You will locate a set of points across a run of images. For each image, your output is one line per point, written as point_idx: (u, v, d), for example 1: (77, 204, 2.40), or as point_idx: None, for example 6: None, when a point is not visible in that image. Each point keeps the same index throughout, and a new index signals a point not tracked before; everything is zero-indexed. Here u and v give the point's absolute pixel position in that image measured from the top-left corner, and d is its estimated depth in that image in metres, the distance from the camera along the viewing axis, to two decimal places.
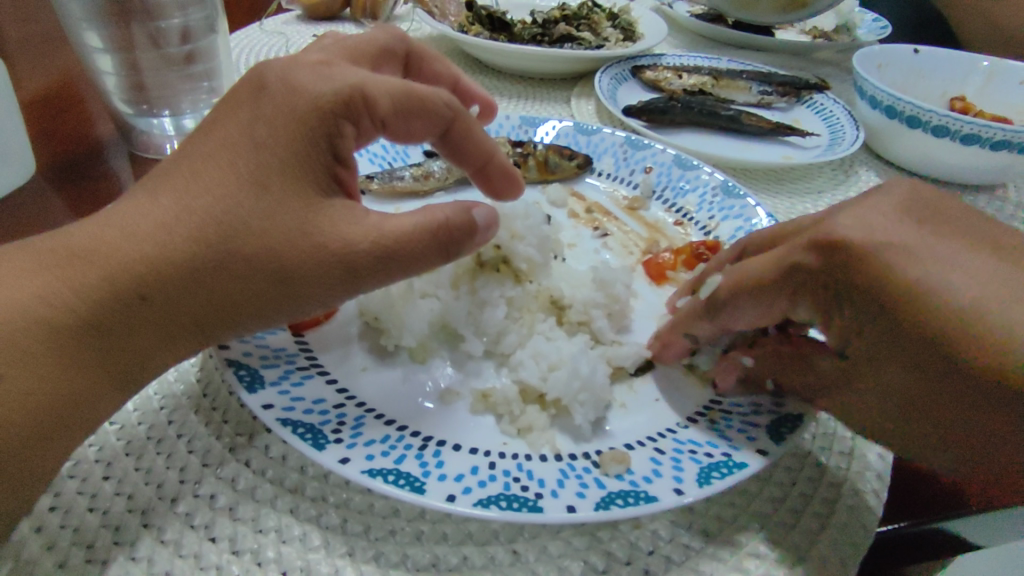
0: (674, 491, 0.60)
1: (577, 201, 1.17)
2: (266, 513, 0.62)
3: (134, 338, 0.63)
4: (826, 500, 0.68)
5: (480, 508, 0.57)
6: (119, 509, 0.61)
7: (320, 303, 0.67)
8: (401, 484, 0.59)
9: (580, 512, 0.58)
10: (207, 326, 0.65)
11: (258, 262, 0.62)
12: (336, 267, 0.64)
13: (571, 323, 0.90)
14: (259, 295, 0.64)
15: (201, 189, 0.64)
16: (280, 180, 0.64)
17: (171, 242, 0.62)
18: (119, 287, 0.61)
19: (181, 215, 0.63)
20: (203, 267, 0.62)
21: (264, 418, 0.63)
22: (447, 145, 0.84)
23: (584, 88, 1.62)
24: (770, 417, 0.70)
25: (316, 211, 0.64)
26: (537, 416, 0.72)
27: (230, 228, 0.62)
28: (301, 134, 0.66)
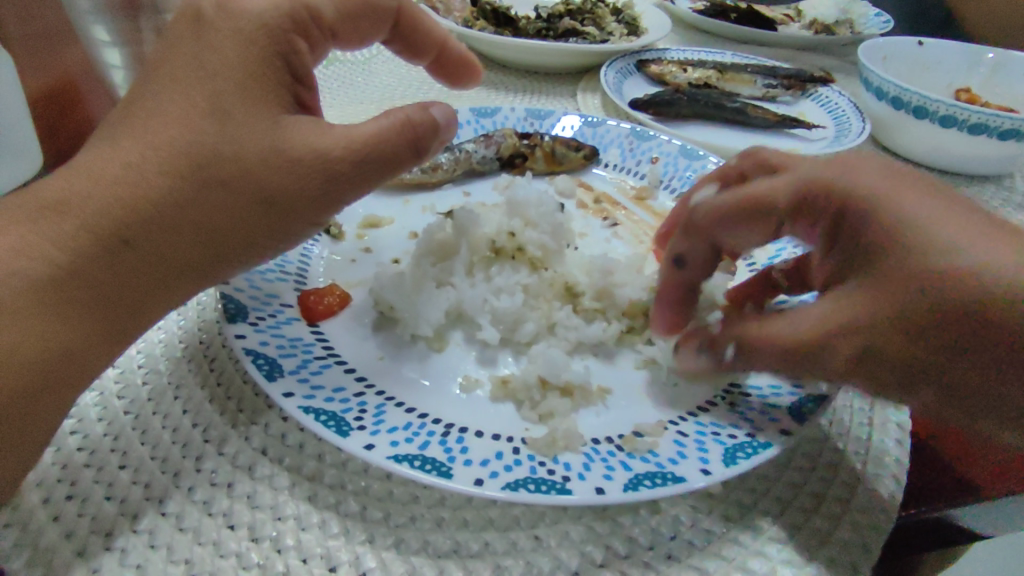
0: (701, 472, 0.60)
1: (586, 191, 1.16)
2: (285, 501, 0.62)
3: (124, 287, 0.63)
4: (847, 484, 0.67)
5: (510, 491, 0.57)
6: (136, 497, 0.60)
7: (303, 220, 0.67)
8: (428, 469, 0.58)
9: (608, 494, 0.58)
10: (201, 267, 0.65)
11: (236, 185, 0.62)
12: (317, 175, 0.64)
13: (587, 309, 0.87)
14: (241, 220, 0.64)
15: (161, 124, 0.63)
16: (239, 103, 0.63)
17: (146, 181, 0.62)
18: (101, 233, 0.61)
19: (145, 154, 0.63)
20: (180, 200, 0.62)
21: (286, 406, 0.62)
22: (399, 37, 0.85)
23: (589, 83, 1.62)
24: (791, 400, 0.70)
25: (280, 124, 0.63)
26: (558, 402, 0.72)
27: (200, 156, 0.62)
28: (256, 56, 0.64)
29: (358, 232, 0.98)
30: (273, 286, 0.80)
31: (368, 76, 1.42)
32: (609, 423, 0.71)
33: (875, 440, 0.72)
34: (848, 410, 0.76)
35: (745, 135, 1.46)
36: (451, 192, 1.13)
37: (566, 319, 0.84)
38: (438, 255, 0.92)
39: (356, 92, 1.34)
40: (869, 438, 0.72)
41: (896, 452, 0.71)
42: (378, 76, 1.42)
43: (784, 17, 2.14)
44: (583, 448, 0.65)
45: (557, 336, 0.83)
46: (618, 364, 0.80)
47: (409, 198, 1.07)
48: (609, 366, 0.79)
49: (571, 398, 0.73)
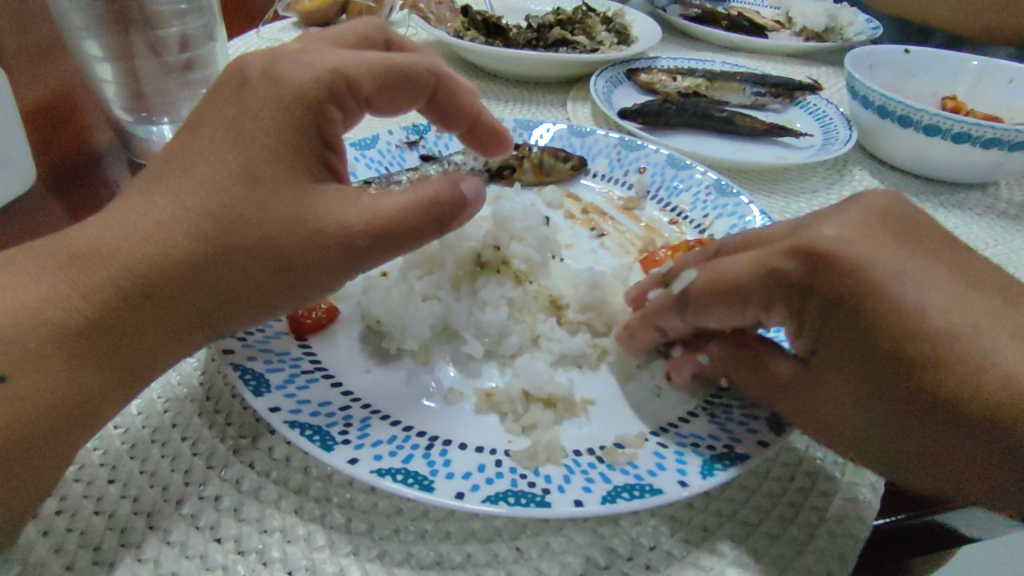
0: (678, 484, 0.62)
1: (573, 202, 1.18)
2: (271, 514, 0.63)
3: (141, 336, 0.63)
4: (823, 492, 0.69)
5: (489, 504, 0.58)
6: (125, 511, 0.62)
7: (321, 289, 0.67)
8: (410, 482, 0.59)
9: (587, 506, 0.59)
10: (212, 318, 0.66)
11: (257, 251, 0.63)
12: (335, 249, 0.64)
13: (571, 322, 0.89)
14: (261, 284, 0.64)
15: (194, 185, 0.64)
16: (271, 170, 0.63)
17: (172, 240, 0.63)
18: (125, 286, 0.62)
19: (176, 211, 0.63)
20: (205, 262, 0.62)
21: (272, 421, 0.63)
22: (435, 108, 0.88)
23: (579, 92, 1.64)
24: (770, 409, 0.71)
25: (310, 194, 0.64)
26: (541, 414, 0.73)
27: (227, 218, 0.62)
28: (286, 121, 0.65)
29: None
30: None
31: None
32: (592, 434, 0.73)
33: None
34: None
35: (733, 145, 1.47)
36: None
37: (550, 331, 0.86)
38: (426, 268, 0.93)
39: None
40: None
41: None
42: None
43: (775, 24, 2.16)
44: (564, 460, 0.66)
45: (543, 352, 0.84)
46: (602, 377, 0.82)
47: None
48: (593, 378, 0.81)
49: (555, 410, 0.75)
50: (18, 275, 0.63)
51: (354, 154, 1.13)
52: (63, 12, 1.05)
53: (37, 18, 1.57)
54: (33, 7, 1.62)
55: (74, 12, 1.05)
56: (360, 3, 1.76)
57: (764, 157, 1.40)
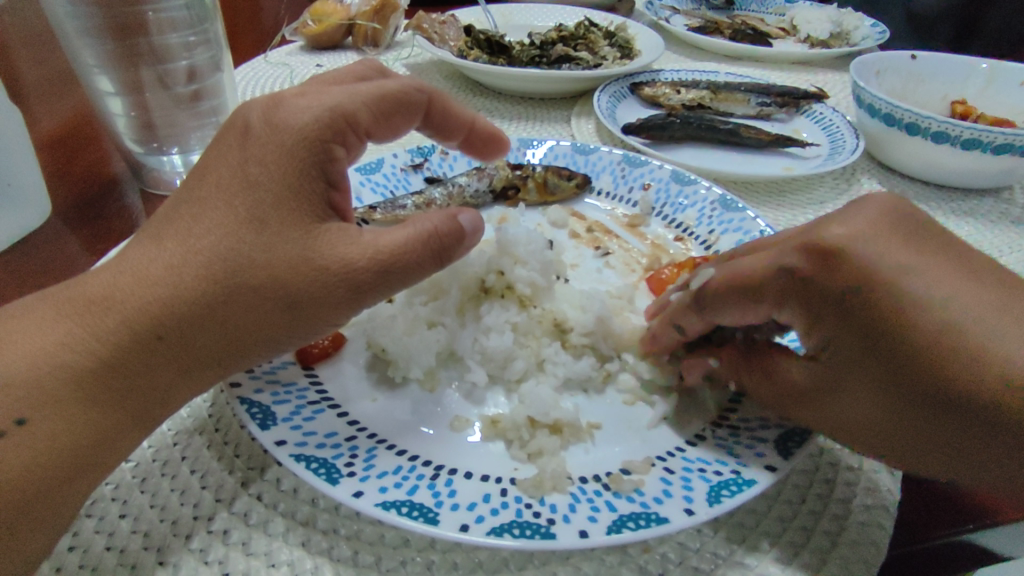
0: (685, 512, 0.61)
1: (578, 221, 1.18)
2: (279, 547, 0.63)
3: (153, 377, 0.64)
4: (836, 516, 0.67)
5: (494, 536, 0.58)
6: (136, 546, 0.62)
7: (327, 323, 0.68)
8: (415, 515, 0.59)
9: (592, 537, 0.59)
10: (222, 357, 0.66)
11: (265, 290, 0.64)
12: (339, 286, 0.65)
13: (576, 345, 0.90)
14: (269, 320, 0.65)
15: (203, 231, 0.65)
16: (276, 212, 0.64)
17: (182, 283, 0.63)
18: (138, 329, 0.63)
19: (184, 254, 0.64)
20: (214, 303, 0.63)
21: (277, 455, 0.64)
22: (432, 125, 0.90)
23: (584, 108, 1.64)
24: (778, 432, 0.70)
25: (313, 233, 0.65)
26: (547, 440, 0.73)
27: (236, 260, 0.63)
28: (291, 165, 0.66)
29: None
30: None
31: None
32: (598, 460, 0.72)
33: (863, 470, 0.72)
34: None
35: (739, 156, 1.46)
36: None
37: (554, 355, 0.86)
38: (431, 294, 0.95)
39: None
40: (857, 468, 0.72)
41: (886, 481, 0.71)
42: None
43: (779, 30, 2.16)
44: (570, 488, 0.66)
45: (550, 377, 0.84)
46: (607, 401, 0.81)
47: None
48: (600, 402, 0.81)
49: (561, 435, 0.75)
50: (36, 321, 0.64)
51: (360, 179, 1.14)
52: (76, 50, 1.08)
53: (52, 55, 1.61)
54: (49, 40, 1.68)
55: (87, 49, 1.08)
56: (366, 25, 1.81)
57: (770, 168, 1.39)
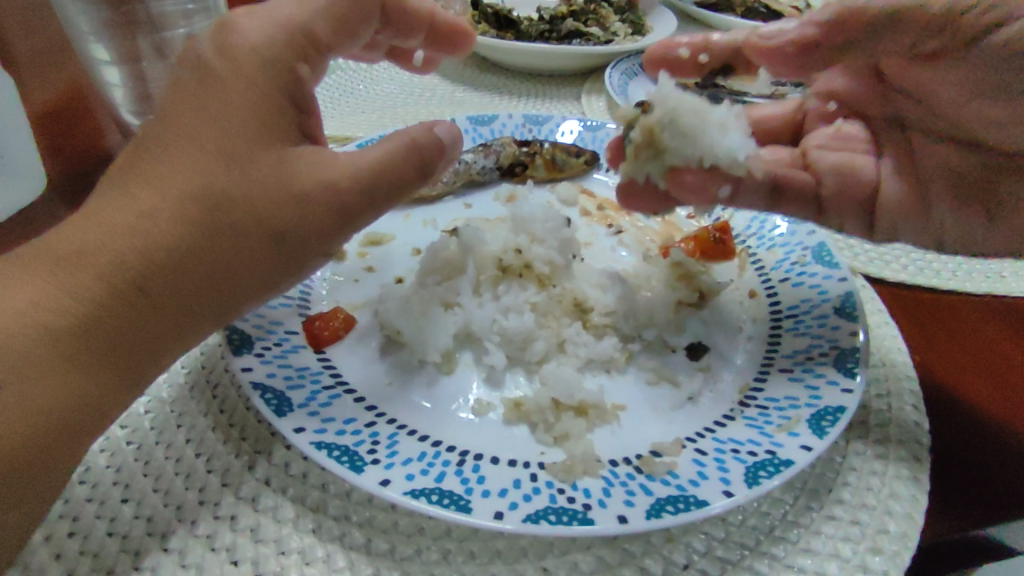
0: (724, 494, 0.59)
1: (588, 198, 1.14)
2: (289, 534, 0.61)
3: (142, 334, 0.60)
4: (864, 506, 0.66)
5: (530, 524, 0.56)
6: (138, 532, 0.61)
7: (317, 255, 0.66)
8: (446, 503, 0.57)
9: (632, 523, 0.56)
10: (210, 304, 0.63)
11: (248, 228, 0.60)
12: (326, 211, 0.62)
13: (597, 324, 0.86)
14: (256, 257, 0.62)
15: (167, 171, 0.59)
16: (248, 145, 0.60)
17: (156, 228, 0.58)
18: (112, 282, 0.58)
19: (151, 199, 0.59)
20: (196, 245, 0.59)
21: (298, 444, 0.61)
22: (391, 27, 0.87)
23: (596, 83, 1.59)
24: (810, 411, 0.70)
25: (285, 160, 0.61)
26: (573, 423, 0.70)
27: (211, 199, 0.59)
28: (259, 92, 0.61)
29: (360, 249, 0.97)
30: (277, 312, 0.80)
31: (369, 82, 1.51)
32: (626, 441, 0.70)
33: (891, 457, 0.71)
34: (865, 428, 0.75)
35: None
36: (451, 205, 1.10)
37: (576, 335, 0.83)
38: (444, 273, 0.91)
39: (355, 101, 1.42)
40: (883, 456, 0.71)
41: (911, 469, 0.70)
42: (380, 83, 1.52)
43: (793, 9, 2.11)
44: (602, 472, 0.64)
45: (569, 359, 0.81)
46: (631, 382, 0.78)
47: (411, 211, 1.07)
48: (623, 383, 0.78)
49: (586, 417, 0.72)
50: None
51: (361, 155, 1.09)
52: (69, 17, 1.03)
53: (43, 22, 1.55)
54: (40, 7, 1.61)
55: (80, 17, 1.03)
56: None
57: None
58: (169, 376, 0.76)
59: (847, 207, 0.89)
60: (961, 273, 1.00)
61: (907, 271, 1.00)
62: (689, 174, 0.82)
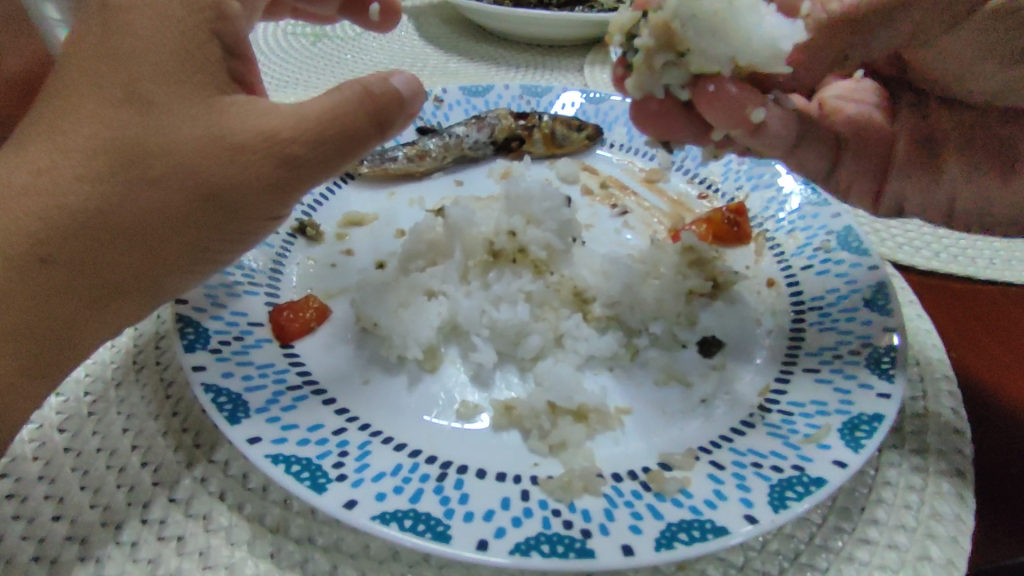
0: (746, 520, 0.51)
1: (590, 176, 1.05)
2: (243, 559, 0.53)
3: (56, 304, 0.56)
4: (902, 528, 0.58)
5: (519, 556, 0.47)
6: (70, 556, 0.53)
7: (255, 217, 0.60)
8: (421, 531, 0.49)
9: (638, 555, 0.48)
10: (137, 272, 0.58)
11: (168, 183, 0.55)
12: (261, 165, 0.56)
13: (599, 317, 0.78)
14: (180, 217, 0.56)
15: (71, 124, 0.55)
16: (163, 89, 0.55)
17: (62, 187, 0.54)
18: (16, 247, 0.54)
19: (56, 156, 0.55)
20: (108, 203, 0.54)
21: (252, 457, 0.53)
22: None
23: (599, 53, 1.47)
24: (841, 419, 0.61)
25: (207, 106, 0.55)
26: (572, 430, 0.62)
27: (123, 151, 0.54)
28: (175, 31, 0.56)
29: (338, 231, 0.88)
30: (241, 302, 0.71)
31: (355, 52, 1.40)
32: (631, 452, 0.62)
33: (930, 471, 0.63)
34: (899, 436, 0.67)
35: None
36: (440, 181, 1.01)
37: (575, 329, 0.74)
38: (430, 258, 0.82)
39: (340, 72, 1.32)
40: (921, 469, 0.63)
41: (954, 487, 0.62)
42: (367, 53, 1.41)
43: None
44: (604, 490, 0.55)
45: (568, 356, 0.72)
46: (636, 382, 0.70)
47: (395, 190, 0.98)
48: (627, 383, 0.70)
49: (586, 423, 0.64)
50: None
51: None
52: None
53: None
54: None
55: None
56: None
57: None
58: (116, 373, 0.68)
59: (861, 163, 0.76)
60: (1001, 260, 0.90)
61: (939, 258, 0.90)
62: (724, 84, 0.65)
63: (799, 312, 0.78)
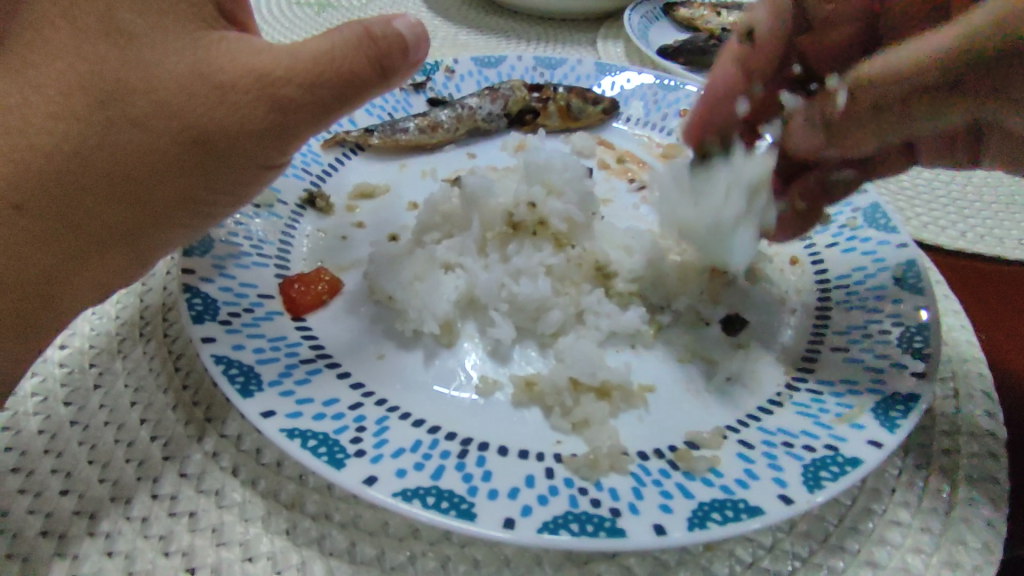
0: (781, 501, 0.49)
1: (606, 150, 1.02)
2: (258, 536, 0.51)
3: (34, 256, 0.54)
4: (935, 511, 0.56)
5: (548, 535, 0.46)
6: (78, 532, 0.51)
7: (246, 163, 0.58)
8: (444, 508, 0.47)
9: (672, 535, 0.46)
10: (123, 224, 0.56)
11: (153, 124, 0.52)
12: (254, 108, 0.54)
13: (621, 292, 0.76)
14: (169, 162, 0.54)
15: (40, 54, 0.50)
16: (144, 21, 0.51)
17: (34, 126, 0.51)
18: None
19: (24, 93, 0.50)
20: (88, 146, 0.51)
21: (266, 431, 0.51)
22: None
23: (613, 26, 1.43)
24: (875, 398, 0.59)
25: (196, 43, 0.53)
26: (595, 407, 0.60)
27: (102, 87, 0.51)
28: None
29: (349, 203, 0.85)
30: (250, 273, 0.68)
31: (363, 22, 1.35)
32: (658, 430, 0.60)
33: (963, 453, 0.61)
34: (931, 416, 0.65)
35: None
36: (453, 154, 0.98)
37: (597, 304, 0.72)
38: (445, 230, 0.80)
39: None
40: (954, 452, 0.61)
41: (990, 469, 0.60)
42: None
43: None
44: (631, 469, 0.53)
45: (590, 332, 0.70)
46: (660, 359, 0.68)
47: (407, 161, 0.95)
48: (651, 360, 0.68)
49: (609, 400, 0.62)
50: None
51: None
52: None
53: None
54: None
55: None
56: None
57: None
58: (123, 344, 0.65)
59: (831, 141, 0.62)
60: None
61: (967, 237, 0.88)
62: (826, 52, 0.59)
63: (825, 290, 0.76)
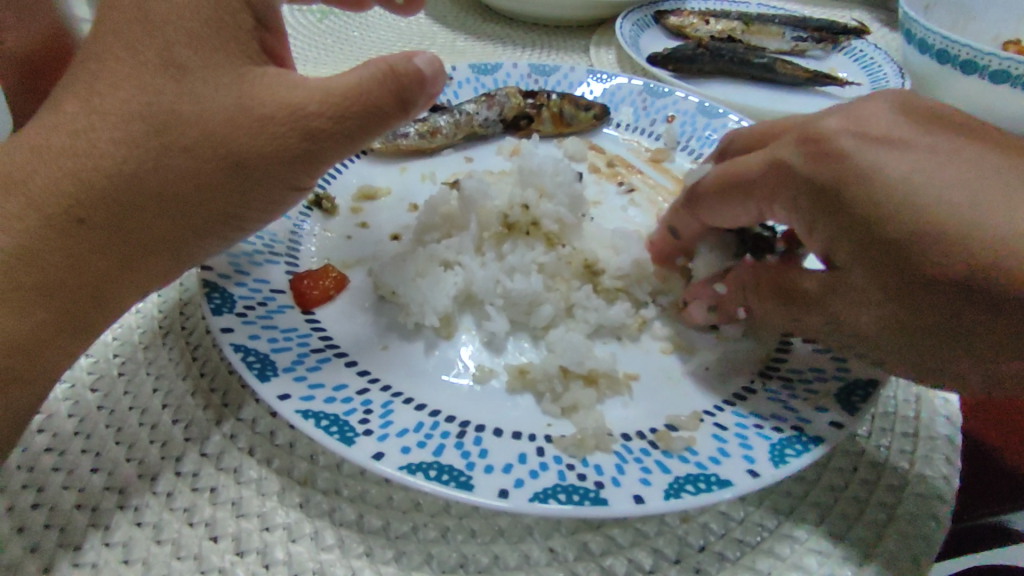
0: (748, 474, 0.54)
1: (597, 154, 1.07)
2: (274, 508, 0.56)
3: (88, 266, 0.58)
4: (892, 487, 0.62)
5: (538, 503, 0.51)
6: (110, 505, 0.56)
7: (279, 187, 0.63)
8: (445, 480, 0.52)
9: (649, 503, 0.52)
10: (168, 237, 0.61)
11: (200, 150, 0.58)
12: (290, 137, 0.60)
13: (608, 289, 0.81)
14: (212, 184, 0.60)
15: (109, 87, 0.59)
16: (198, 58, 0.59)
17: (99, 149, 0.57)
18: (57, 210, 0.57)
19: (93, 118, 0.58)
20: (143, 167, 0.58)
21: (283, 412, 0.56)
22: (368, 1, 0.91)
23: (605, 32, 1.48)
24: (839, 384, 0.64)
25: (243, 78, 0.59)
26: (583, 393, 0.65)
27: (158, 117, 0.58)
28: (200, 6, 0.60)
29: (353, 205, 0.90)
30: (263, 270, 0.73)
31: (361, 28, 1.41)
32: (640, 414, 0.65)
33: (920, 436, 0.66)
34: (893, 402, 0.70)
35: (773, 79, 1.33)
36: (451, 158, 1.03)
37: (585, 299, 0.77)
38: (444, 231, 0.85)
39: (344, 46, 1.33)
40: (912, 435, 0.67)
41: (944, 449, 0.65)
42: (375, 31, 1.41)
43: None
44: (614, 447, 0.59)
45: (578, 325, 0.76)
46: (644, 350, 0.74)
47: (408, 165, 1.00)
48: (635, 351, 0.73)
49: (596, 387, 0.67)
50: None
51: None
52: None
53: None
54: None
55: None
56: None
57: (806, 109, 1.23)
58: (144, 336, 0.70)
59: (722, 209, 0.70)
60: None
61: None
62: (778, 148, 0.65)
63: None
